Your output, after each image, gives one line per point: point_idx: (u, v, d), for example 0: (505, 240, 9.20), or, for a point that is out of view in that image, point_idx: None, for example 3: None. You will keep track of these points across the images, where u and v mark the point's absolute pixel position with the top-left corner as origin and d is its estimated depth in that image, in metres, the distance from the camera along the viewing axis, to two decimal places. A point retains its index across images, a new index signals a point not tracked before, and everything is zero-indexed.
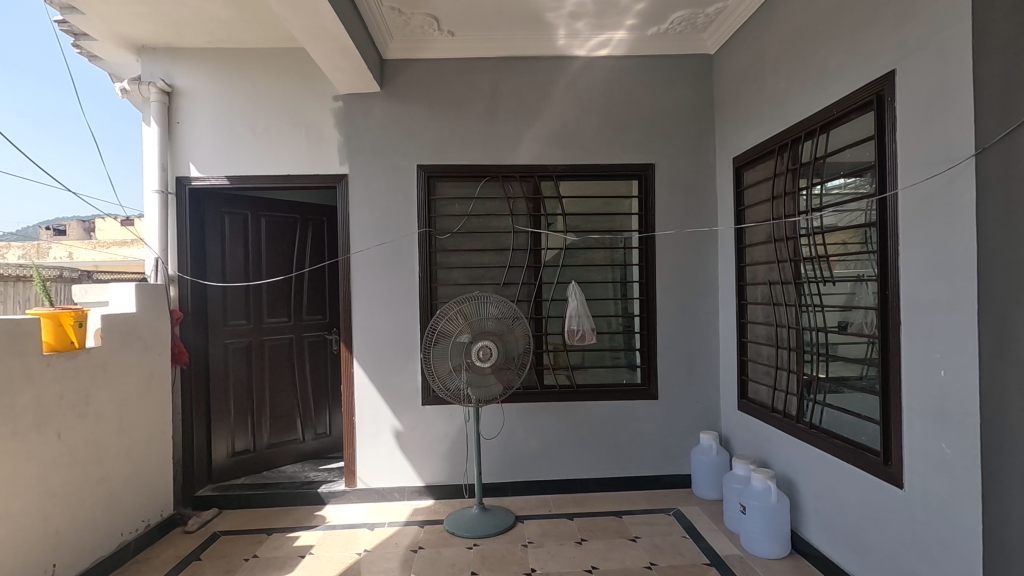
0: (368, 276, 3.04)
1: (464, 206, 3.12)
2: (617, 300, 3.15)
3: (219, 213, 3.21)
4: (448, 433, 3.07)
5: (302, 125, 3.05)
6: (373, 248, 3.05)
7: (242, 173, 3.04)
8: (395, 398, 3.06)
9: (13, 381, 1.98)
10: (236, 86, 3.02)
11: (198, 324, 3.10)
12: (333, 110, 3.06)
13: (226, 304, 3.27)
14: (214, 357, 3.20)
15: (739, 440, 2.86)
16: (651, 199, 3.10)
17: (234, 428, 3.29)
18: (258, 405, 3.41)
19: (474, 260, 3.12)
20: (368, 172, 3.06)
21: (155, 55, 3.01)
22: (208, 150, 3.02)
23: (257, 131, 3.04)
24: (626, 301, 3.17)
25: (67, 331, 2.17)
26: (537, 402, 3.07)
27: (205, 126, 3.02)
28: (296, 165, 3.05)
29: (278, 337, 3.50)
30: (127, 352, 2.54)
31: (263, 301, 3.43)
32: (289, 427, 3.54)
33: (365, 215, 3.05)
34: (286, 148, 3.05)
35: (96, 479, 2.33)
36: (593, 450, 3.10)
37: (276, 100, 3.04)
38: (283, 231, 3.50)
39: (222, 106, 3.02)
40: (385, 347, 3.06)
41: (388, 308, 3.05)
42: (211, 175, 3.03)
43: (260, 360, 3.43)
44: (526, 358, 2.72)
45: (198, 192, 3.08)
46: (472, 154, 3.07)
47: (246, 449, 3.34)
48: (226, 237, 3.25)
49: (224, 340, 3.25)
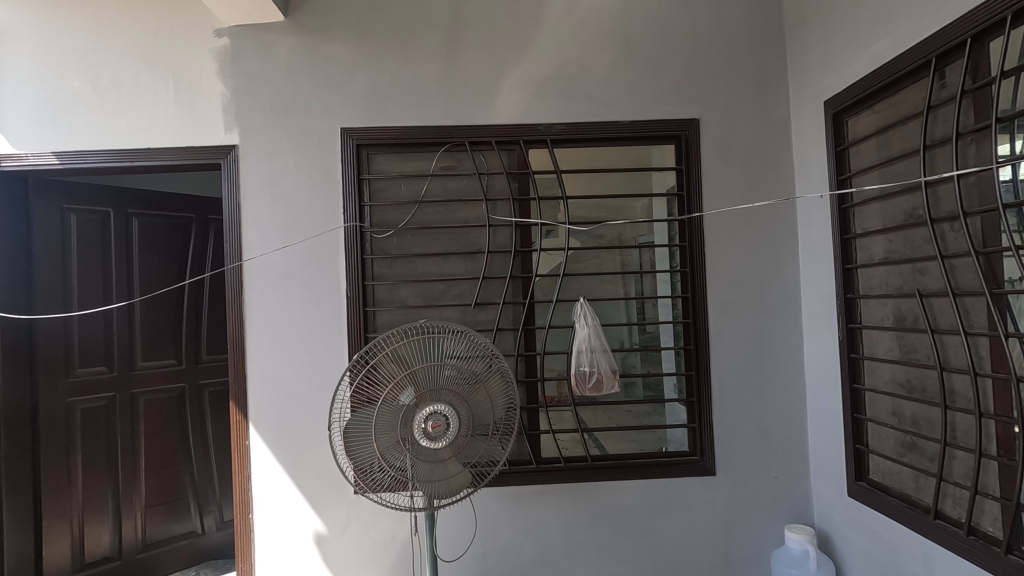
0: (269, 297, 2.01)
1: (415, 188, 2.08)
2: (628, 326, 2.08)
3: (58, 210, 2.17)
4: (395, 538, 2.00)
5: (167, 75, 2.02)
6: (275, 254, 2.01)
7: (78, 148, 2.00)
8: (313, 484, 2.00)
9: None
10: (68, 17, 2.01)
11: (16, 374, 2.01)
12: (215, 49, 2.03)
13: (71, 345, 2.21)
14: (50, 426, 2.12)
15: (856, 547, 1.78)
16: (695, 172, 2.06)
17: (88, 529, 2.22)
18: (126, 490, 2.34)
19: (430, 271, 2.07)
20: (268, 141, 2.02)
21: None
22: (25, 114, 2.00)
23: (101, 84, 2.01)
24: (643, 327, 2.09)
25: None
26: (533, 484, 2.00)
27: (20, 79, 2.00)
28: (159, 133, 2.01)
29: (160, 389, 2.45)
30: None
31: (137, 337, 2.39)
32: (179, 515, 2.48)
33: (265, 204, 2.02)
34: (145, 109, 2.01)
35: None
36: (618, 557, 2.03)
37: (128, 38, 2.02)
38: (166, 238, 2.49)
39: (45, 48, 2.01)
40: (297, 404, 2.00)
41: (301, 344, 2.01)
42: (33, 151, 1.99)
43: (132, 424, 2.37)
44: (512, 421, 1.64)
45: (18, 177, 2.03)
46: (424, 111, 2.04)
47: (105, 557, 2.26)
48: (72, 246, 2.22)
49: (69, 399, 2.18)
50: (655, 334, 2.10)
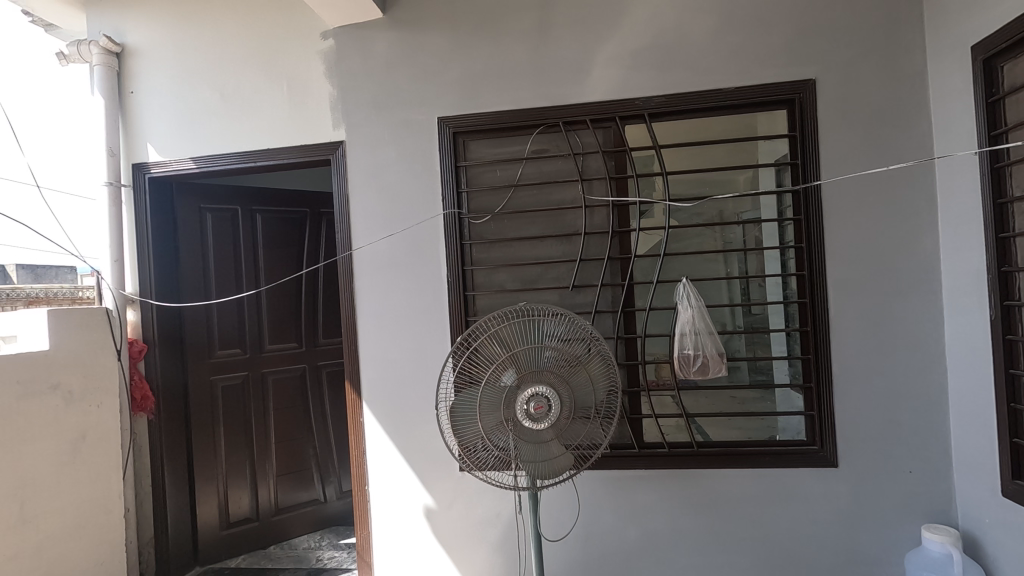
0: (377, 283, 2.12)
1: (510, 172, 2.09)
2: (735, 307, 1.96)
3: (197, 210, 2.44)
4: (499, 515, 2.06)
5: (282, 80, 2.18)
6: (380, 244, 2.12)
7: (210, 152, 2.22)
8: (422, 460, 2.10)
9: None
10: (198, 33, 2.23)
11: (170, 354, 2.31)
12: (322, 51, 2.16)
13: (212, 329, 2.48)
14: (197, 401, 2.41)
15: (1013, 555, 1.57)
16: (811, 138, 1.89)
17: (231, 492, 2.51)
18: (261, 460, 2.61)
19: (527, 255, 2.08)
20: (372, 135, 2.12)
21: (103, 8, 2.30)
22: (168, 125, 2.25)
23: (227, 93, 2.21)
24: (751, 307, 1.97)
25: None
26: (636, 469, 1.97)
27: (164, 93, 2.25)
28: (277, 134, 2.18)
29: (285, 368, 2.68)
30: (31, 407, 1.81)
31: (265, 322, 2.63)
32: (305, 484, 2.72)
33: (371, 195, 2.13)
34: (264, 112, 2.19)
35: None
36: (727, 547, 1.94)
37: (248, 47, 2.20)
38: (286, 230, 2.70)
39: (181, 64, 2.24)
40: (405, 384, 2.11)
41: (407, 328, 2.11)
42: (176, 157, 2.24)
43: (263, 401, 2.62)
44: (613, 404, 1.62)
45: (164, 181, 2.32)
46: (517, 94, 2.04)
47: (245, 518, 2.54)
48: (209, 242, 2.48)
49: (211, 377, 2.46)
50: (765, 315, 1.97)
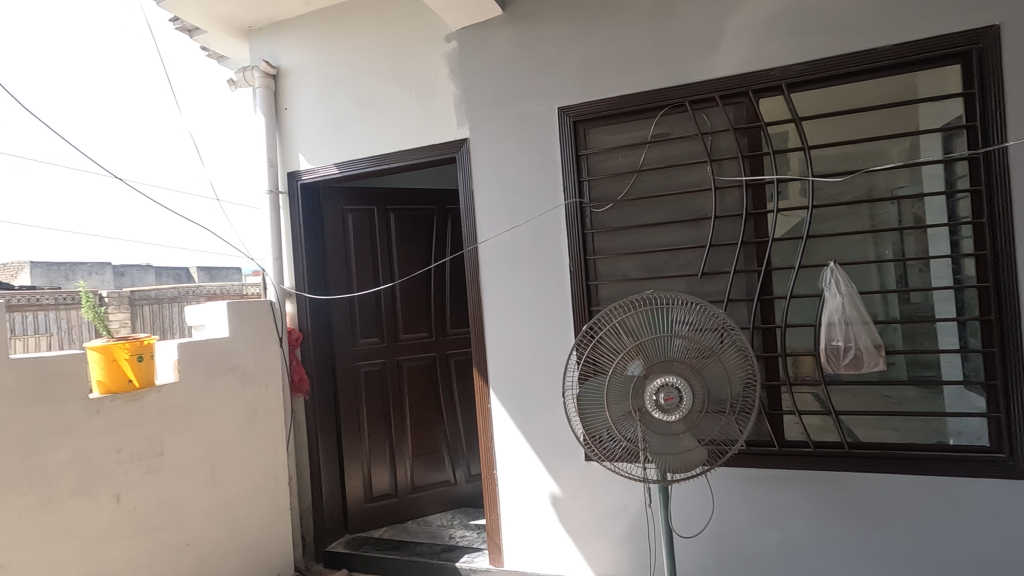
0: (501, 274, 2.18)
1: (633, 158, 2.04)
2: (894, 293, 1.74)
3: (340, 211, 2.69)
4: (626, 507, 2.03)
5: (411, 84, 2.31)
6: (504, 236, 2.18)
7: (350, 158, 2.43)
8: (547, 448, 2.14)
9: (48, 435, 1.61)
10: (338, 49, 2.44)
11: (321, 342, 2.58)
12: (446, 53, 2.26)
13: (354, 319, 2.71)
14: (344, 384, 2.66)
15: None
16: (992, 95, 1.61)
17: (373, 468, 2.74)
18: (398, 440, 2.81)
19: (651, 242, 2.02)
20: (494, 130, 2.19)
21: (262, 37, 2.60)
22: (315, 136, 2.50)
23: (363, 101, 2.40)
24: (915, 294, 1.73)
25: (126, 369, 1.75)
26: (776, 468, 1.83)
27: (311, 107, 2.50)
28: (407, 136, 2.33)
29: (418, 356, 2.87)
30: (217, 386, 2.12)
31: (399, 313, 2.82)
32: (437, 465, 2.89)
33: (494, 189, 2.19)
34: (395, 117, 2.34)
35: (176, 547, 1.92)
36: (888, 562, 1.74)
37: (381, 57, 2.36)
38: (416, 227, 2.88)
39: (325, 79, 2.47)
40: (530, 373, 2.16)
41: (531, 318, 2.15)
42: (322, 164, 2.49)
43: (399, 386, 2.83)
44: (751, 397, 1.52)
45: (313, 186, 2.58)
46: (638, 77, 1.97)
47: (386, 493, 2.76)
48: (351, 240, 2.72)
49: (355, 363, 2.70)
50: (933, 303, 1.73)
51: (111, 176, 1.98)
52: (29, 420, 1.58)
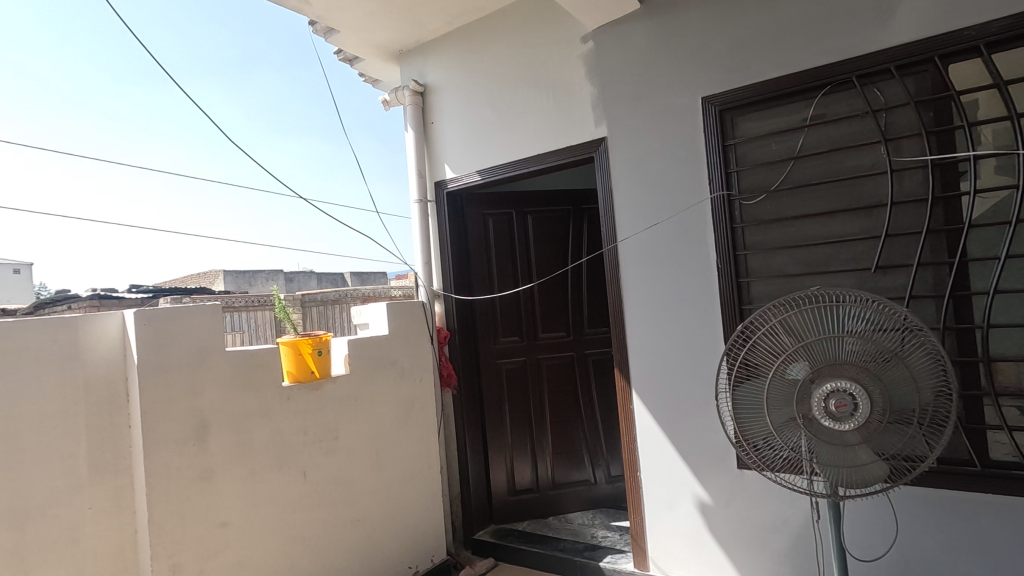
0: (643, 273, 2.14)
1: (788, 144, 1.88)
2: None
3: (481, 215, 2.83)
4: (787, 521, 1.87)
5: (548, 88, 2.36)
6: (644, 234, 2.14)
7: (491, 164, 2.54)
8: (695, 453, 2.05)
9: (252, 417, 1.90)
10: (478, 61, 2.57)
11: (466, 340, 2.73)
12: (582, 54, 2.27)
13: (495, 319, 2.84)
14: (487, 380, 2.79)
15: None
16: None
17: (515, 462, 2.84)
18: (539, 437, 2.88)
19: (812, 235, 1.85)
20: (633, 126, 2.15)
21: (411, 58, 2.83)
22: (459, 145, 2.65)
23: (502, 109, 2.50)
24: None
25: (308, 361, 2.01)
26: (978, 492, 1.57)
27: (454, 119, 2.67)
28: (545, 140, 2.37)
29: (557, 355, 2.92)
30: (379, 378, 2.33)
31: (538, 312, 2.90)
32: (577, 464, 2.91)
33: (634, 186, 2.16)
34: (533, 121, 2.41)
35: (349, 522, 2.15)
36: None
37: (518, 65, 2.44)
38: (553, 228, 2.93)
39: (467, 91, 2.62)
40: (675, 374, 2.09)
41: (675, 317, 2.08)
42: (466, 172, 2.63)
43: (539, 384, 2.90)
44: (945, 409, 1.30)
45: (457, 194, 2.74)
46: (794, 56, 1.82)
47: (528, 487, 2.84)
48: (491, 242, 2.85)
49: (496, 360, 2.82)
50: None
51: (293, 195, 2.38)
52: (241, 403, 1.88)
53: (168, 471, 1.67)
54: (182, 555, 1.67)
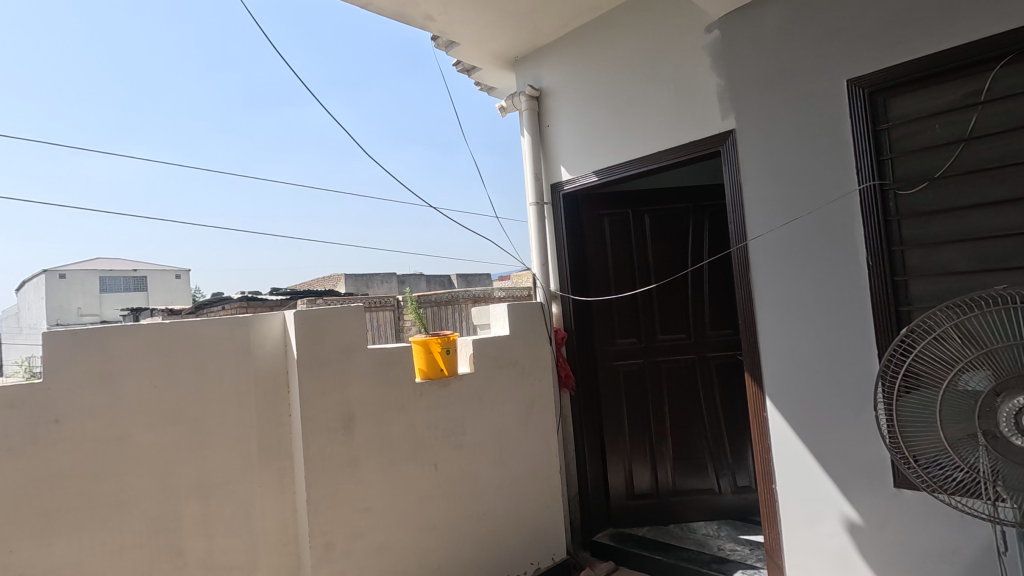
0: (778, 271, 2.02)
1: (955, 124, 1.67)
2: None
3: (597, 216, 2.82)
4: (959, 552, 1.64)
5: (669, 82, 2.29)
6: (780, 230, 2.00)
7: (609, 164, 2.52)
8: (841, 467, 1.88)
9: (389, 411, 2.04)
10: (594, 61, 2.56)
11: (584, 341, 2.73)
12: (706, 45, 2.18)
13: (612, 320, 2.81)
14: (605, 382, 2.77)
15: None
16: None
17: (634, 467, 2.78)
18: (658, 442, 2.81)
19: (988, 226, 1.62)
20: (765, 117, 2.03)
21: (526, 64, 2.88)
22: (575, 147, 2.66)
23: (620, 108, 2.47)
24: None
25: (437, 360, 2.12)
26: None
27: (570, 121, 2.68)
28: (665, 136, 2.31)
29: (677, 357, 2.82)
30: (501, 378, 2.40)
31: (656, 314, 2.82)
32: (700, 472, 2.79)
33: (766, 180, 2.04)
34: (653, 118, 2.35)
35: (475, 515, 2.24)
36: None
37: (637, 61, 2.40)
38: (672, 226, 2.84)
39: (583, 92, 2.62)
40: (816, 380, 1.93)
41: (816, 318, 1.93)
42: (582, 173, 2.63)
43: (658, 387, 2.82)
44: None
45: (573, 195, 2.75)
46: (964, 25, 1.61)
47: (647, 493, 2.77)
48: (608, 243, 2.82)
49: (613, 362, 2.79)
50: None
51: (423, 206, 2.54)
52: (380, 398, 2.02)
53: (321, 457, 1.85)
54: (333, 535, 1.84)
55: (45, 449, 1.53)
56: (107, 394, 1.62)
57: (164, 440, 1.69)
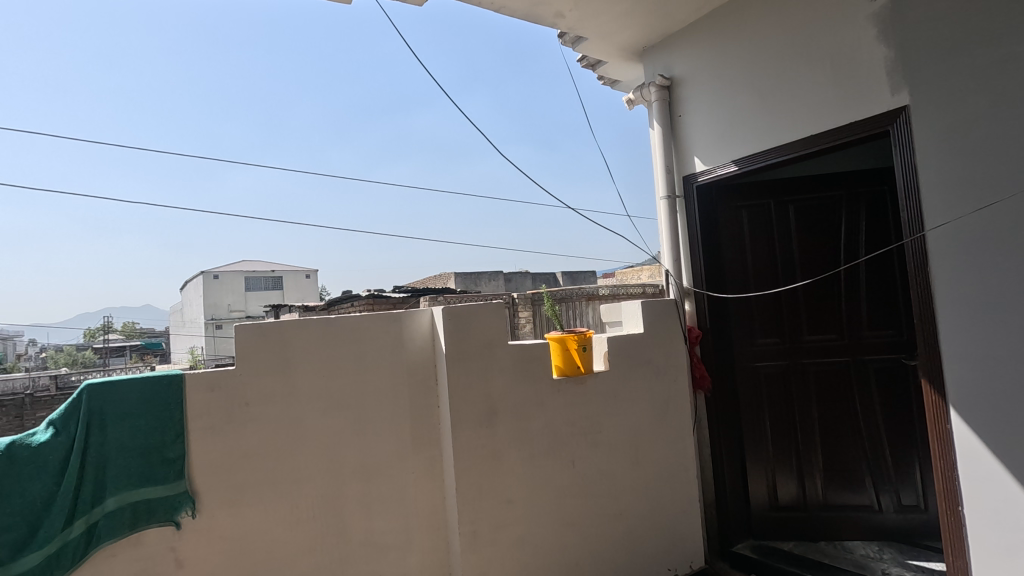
0: (965, 265, 1.76)
1: None
2: None
3: (734, 208, 2.66)
4: None
5: (824, 60, 2.10)
6: (967, 217, 1.75)
7: (750, 153, 2.37)
8: None
9: (528, 406, 2.06)
10: (733, 43, 2.41)
11: (720, 341, 2.58)
12: (872, 14, 1.96)
13: (751, 318, 2.65)
14: (743, 383, 2.62)
15: None
16: None
17: (778, 476, 2.60)
18: (805, 450, 2.60)
19: None
20: (948, 89, 1.77)
21: (655, 52, 2.78)
22: (711, 136, 2.53)
23: (765, 92, 2.30)
24: None
25: (574, 356, 2.14)
26: None
27: (706, 109, 2.55)
28: (820, 119, 2.12)
29: (827, 360, 2.58)
30: (636, 377, 2.35)
31: (802, 312, 2.61)
32: (855, 486, 2.53)
33: (949, 162, 1.79)
34: (804, 100, 2.17)
35: (611, 515, 2.21)
36: None
37: (785, 40, 2.23)
38: (820, 217, 2.60)
39: (720, 78, 2.48)
40: (1017, 390, 1.67)
41: (1017, 319, 1.66)
42: (720, 164, 2.50)
43: (805, 391, 2.61)
44: None
45: (708, 187, 2.62)
46: None
47: (793, 505, 2.58)
48: (746, 236, 2.66)
49: (753, 362, 2.64)
50: None
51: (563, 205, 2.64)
52: (519, 393, 2.05)
53: (467, 448, 1.91)
54: (479, 524, 1.91)
55: (239, 428, 1.73)
56: (284, 381, 1.80)
57: (332, 425, 1.85)
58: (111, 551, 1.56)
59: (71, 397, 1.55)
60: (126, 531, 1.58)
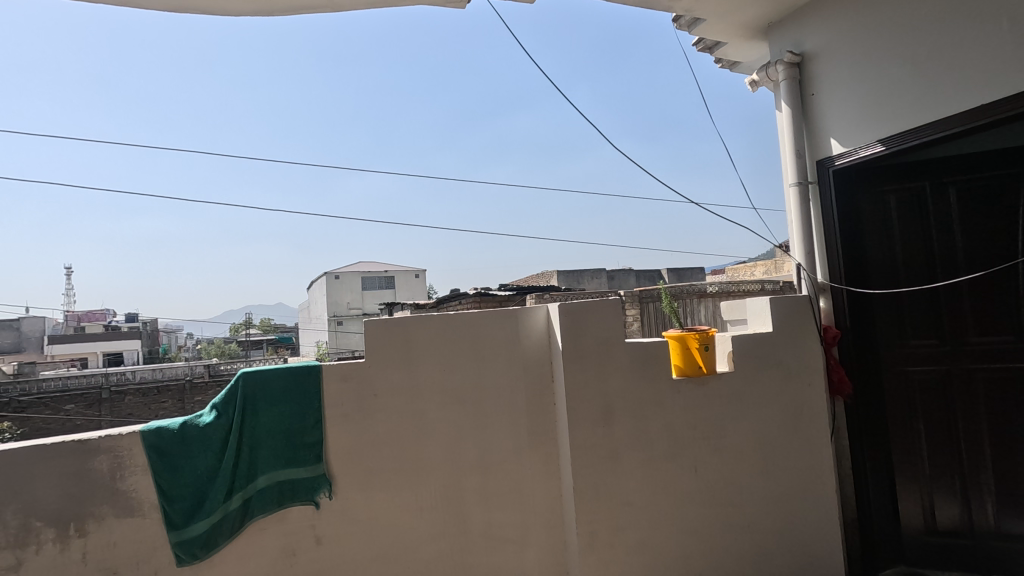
0: None
1: None
2: None
3: (880, 194, 2.39)
4: None
5: (999, 15, 1.78)
6: None
7: (901, 130, 2.09)
8: None
9: (647, 407, 1.98)
10: (878, 7, 2.13)
11: (863, 343, 2.32)
12: None
13: (902, 316, 2.37)
14: (892, 390, 2.36)
15: None
16: None
17: (936, 496, 2.30)
18: (973, 469, 2.25)
19: None
20: None
21: (783, 26, 2.55)
22: (852, 115, 2.27)
23: (919, 59, 2.01)
24: None
25: (695, 356, 2.00)
26: None
27: (844, 85, 2.29)
28: (994, 86, 1.81)
29: (1001, 366, 2.19)
30: (764, 379, 2.17)
31: (967, 310, 2.26)
32: None
33: None
34: (972, 65, 1.86)
35: (738, 526, 2.07)
36: None
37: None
38: (991, 198, 2.23)
39: (862, 48, 2.20)
40: None
41: None
42: (863, 144, 2.23)
43: (972, 401, 2.24)
44: None
45: (848, 171, 2.36)
46: None
47: (956, 530, 2.27)
48: (895, 226, 2.39)
49: (903, 366, 2.36)
50: None
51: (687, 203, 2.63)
52: (637, 393, 1.98)
53: (584, 448, 1.88)
54: (597, 524, 1.87)
55: (369, 417, 1.84)
56: (408, 374, 1.88)
57: (453, 418, 1.90)
58: (263, 524, 1.72)
59: (229, 384, 1.73)
60: (275, 506, 1.73)
